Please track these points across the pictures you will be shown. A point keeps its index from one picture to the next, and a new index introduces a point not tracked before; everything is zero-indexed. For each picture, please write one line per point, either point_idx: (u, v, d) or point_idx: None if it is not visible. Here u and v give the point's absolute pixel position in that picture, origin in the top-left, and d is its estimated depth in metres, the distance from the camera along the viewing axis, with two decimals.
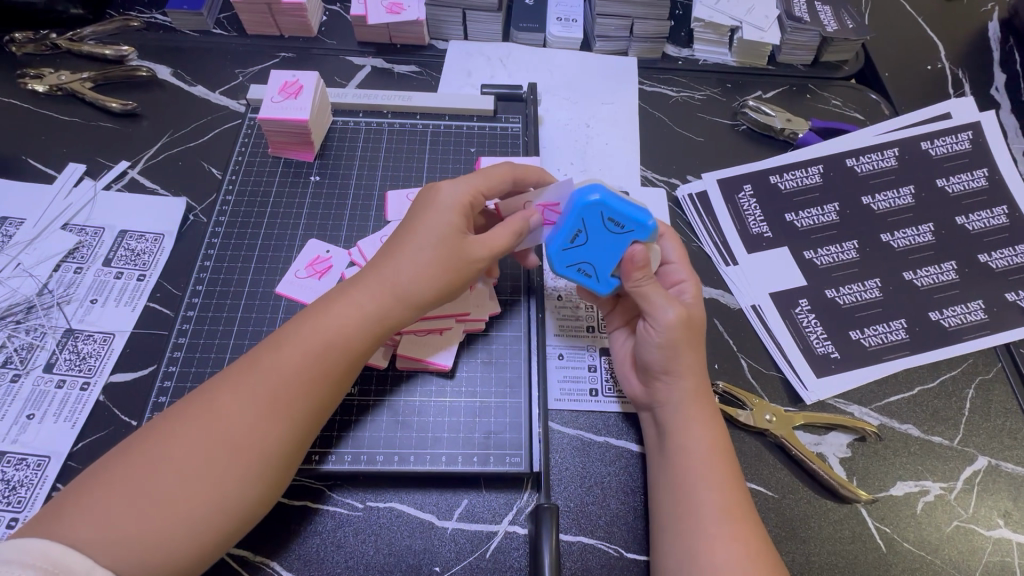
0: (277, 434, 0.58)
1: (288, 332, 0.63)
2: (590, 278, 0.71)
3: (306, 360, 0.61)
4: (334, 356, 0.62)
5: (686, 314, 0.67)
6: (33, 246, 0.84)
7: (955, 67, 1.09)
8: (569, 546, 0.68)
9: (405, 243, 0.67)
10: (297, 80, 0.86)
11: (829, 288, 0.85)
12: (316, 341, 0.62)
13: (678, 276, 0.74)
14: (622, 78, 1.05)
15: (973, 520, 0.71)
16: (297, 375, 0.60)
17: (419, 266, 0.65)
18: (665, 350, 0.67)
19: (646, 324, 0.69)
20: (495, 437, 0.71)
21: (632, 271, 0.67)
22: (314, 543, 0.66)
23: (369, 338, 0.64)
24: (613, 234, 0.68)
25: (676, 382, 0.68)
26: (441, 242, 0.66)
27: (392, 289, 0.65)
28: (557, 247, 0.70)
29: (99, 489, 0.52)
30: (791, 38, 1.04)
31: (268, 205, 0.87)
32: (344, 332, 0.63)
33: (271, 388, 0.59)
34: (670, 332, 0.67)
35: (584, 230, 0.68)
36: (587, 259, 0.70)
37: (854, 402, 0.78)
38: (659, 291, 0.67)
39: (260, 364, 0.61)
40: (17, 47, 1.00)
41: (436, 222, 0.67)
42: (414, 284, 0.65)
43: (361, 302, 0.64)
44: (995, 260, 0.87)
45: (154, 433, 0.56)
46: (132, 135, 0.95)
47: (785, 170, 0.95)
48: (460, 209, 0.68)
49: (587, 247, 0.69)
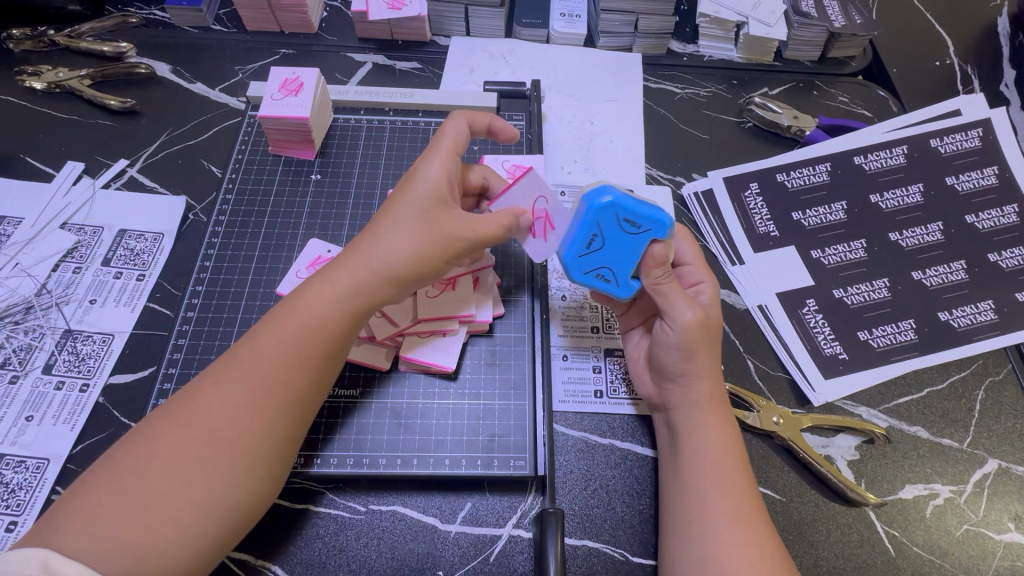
0: (264, 428, 0.57)
1: (266, 325, 0.62)
2: (609, 283, 0.69)
3: (284, 351, 0.60)
4: (314, 346, 0.61)
5: (705, 316, 0.66)
6: (31, 246, 0.83)
7: (964, 63, 1.07)
8: (574, 550, 0.67)
9: (384, 232, 0.65)
10: (297, 77, 0.85)
11: (836, 288, 0.84)
12: (295, 332, 0.61)
13: (695, 277, 0.73)
14: (627, 75, 1.04)
15: (983, 524, 0.70)
16: (276, 366, 0.59)
17: (401, 253, 0.64)
18: (681, 352, 0.66)
19: (663, 324, 0.68)
20: (499, 440, 0.70)
21: (653, 267, 0.67)
22: (317, 546, 0.65)
23: (350, 327, 0.63)
24: (630, 236, 0.66)
25: (691, 385, 0.67)
26: (422, 227, 0.64)
27: (372, 276, 0.64)
28: (573, 253, 0.67)
29: (90, 497, 0.52)
30: (797, 34, 1.02)
31: (268, 204, 0.86)
32: (324, 322, 0.62)
33: (250, 381, 0.58)
34: (687, 334, 0.66)
35: (600, 235, 0.66)
36: (605, 263, 0.67)
37: (863, 404, 0.77)
38: (678, 291, 0.66)
39: (239, 359, 0.60)
40: (14, 44, 0.99)
41: (416, 207, 0.66)
42: (396, 271, 0.64)
43: (341, 291, 0.63)
44: (1005, 259, 0.85)
45: (139, 437, 0.56)
46: (131, 133, 0.94)
47: (791, 168, 0.93)
48: (440, 192, 0.66)
49: (604, 251, 0.67)
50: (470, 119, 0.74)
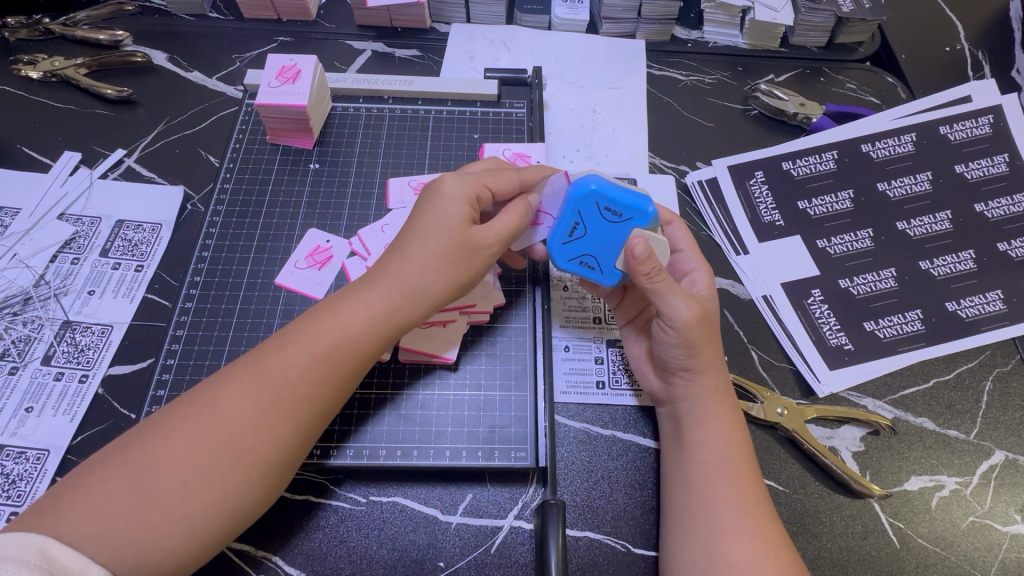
0: (278, 443, 0.56)
1: (294, 331, 0.61)
2: (592, 270, 0.69)
3: (310, 363, 0.59)
4: (337, 359, 0.60)
5: (702, 310, 0.65)
6: (29, 237, 0.83)
7: (974, 49, 1.05)
8: (575, 541, 0.66)
9: (413, 241, 0.64)
10: (294, 65, 0.83)
11: (843, 278, 0.83)
12: (321, 343, 0.60)
13: (688, 265, 0.72)
14: (630, 62, 1.02)
15: (990, 515, 0.69)
16: (302, 379, 0.58)
17: (428, 263, 0.62)
18: (683, 349, 0.64)
19: (661, 323, 0.65)
20: (500, 431, 0.70)
21: (638, 266, 0.63)
22: (317, 537, 0.65)
23: (376, 341, 0.62)
24: (611, 224, 0.65)
25: (695, 378, 0.66)
26: (450, 243, 0.63)
27: (397, 291, 0.62)
28: (556, 241, 0.68)
29: (95, 485, 0.51)
30: (804, 19, 1.00)
31: (266, 193, 0.85)
32: (349, 335, 0.61)
33: (274, 392, 0.57)
34: (688, 331, 0.63)
35: (580, 222, 0.66)
36: (588, 251, 0.68)
37: (868, 395, 0.76)
38: (671, 287, 0.64)
39: (263, 365, 0.59)
40: (10, 33, 0.98)
41: (444, 219, 0.63)
42: (421, 285, 0.62)
43: (366, 300, 0.62)
44: (1014, 249, 0.84)
45: (154, 429, 0.55)
46: (128, 122, 0.93)
47: (798, 156, 0.92)
48: (467, 206, 0.65)
49: (587, 238, 0.67)
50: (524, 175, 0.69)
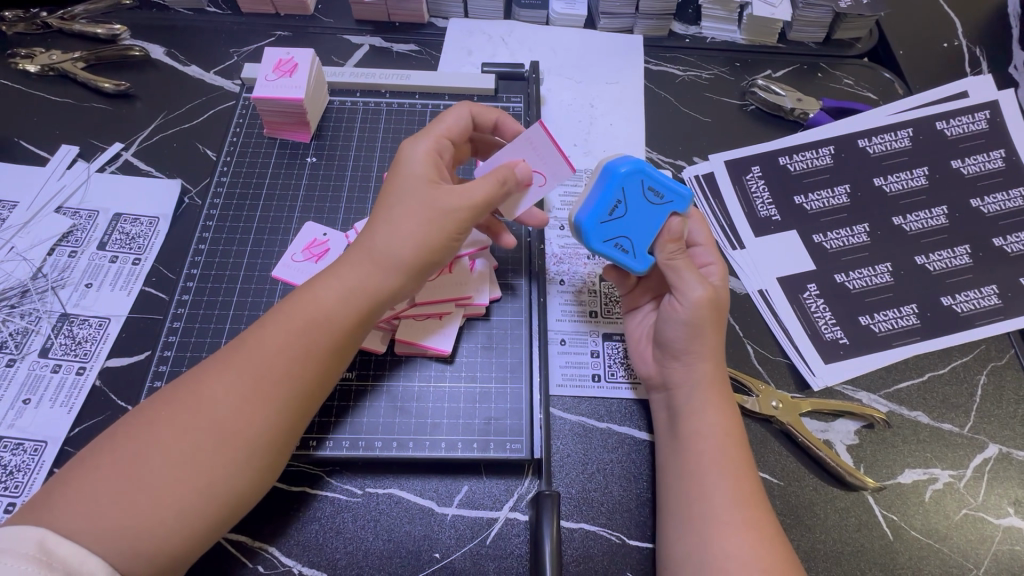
0: (263, 423, 0.56)
1: (274, 313, 0.61)
2: (626, 254, 0.67)
3: (289, 341, 0.59)
4: (317, 336, 0.60)
5: (716, 295, 0.65)
6: (27, 230, 0.83)
7: (971, 45, 1.05)
8: (570, 533, 0.67)
9: (385, 210, 0.64)
10: (291, 57, 0.83)
11: (838, 273, 0.83)
12: (298, 320, 0.60)
13: (705, 259, 0.72)
14: (628, 56, 1.02)
15: (983, 508, 0.70)
16: (282, 356, 0.58)
17: (399, 230, 0.62)
18: (688, 329, 0.65)
19: (671, 302, 0.67)
20: (495, 423, 0.70)
21: (669, 241, 0.67)
22: (314, 529, 0.65)
23: (354, 315, 0.62)
24: (651, 206, 0.66)
25: (694, 364, 0.66)
26: (419, 205, 0.63)
27: (372, 262, 0.62)
28: (594, 219, 0.66)
29: (88, 476, 0.51)
30: (802, 14, 1.01)
31: (264, 184, 0.85)
32: (327, 311, 0.61)
33: (255, 372, 0.57)
34: (697, 310, 0.65)
35: (623, 201, 0.66)
36: (625, 233, 0.67)
37: (863, 389, 0.77)
38: (689, 267, 0.66)
39: (245, 347, 0.59)
40: (8, 27, 0.98)
41: (411, 183, 0.65)
42: (395, 251, 0.62)
43: (342, 275, 0.62)
44: (1009, 244, 0.84)
45: (143, 418, 0.55)
46: (126, 116, 0.93)
47: (794, 151, 0.92)
48: (429, 164, 0.66)
49: (625, 220, 0.67)
50: (471, 109, 0.74)
